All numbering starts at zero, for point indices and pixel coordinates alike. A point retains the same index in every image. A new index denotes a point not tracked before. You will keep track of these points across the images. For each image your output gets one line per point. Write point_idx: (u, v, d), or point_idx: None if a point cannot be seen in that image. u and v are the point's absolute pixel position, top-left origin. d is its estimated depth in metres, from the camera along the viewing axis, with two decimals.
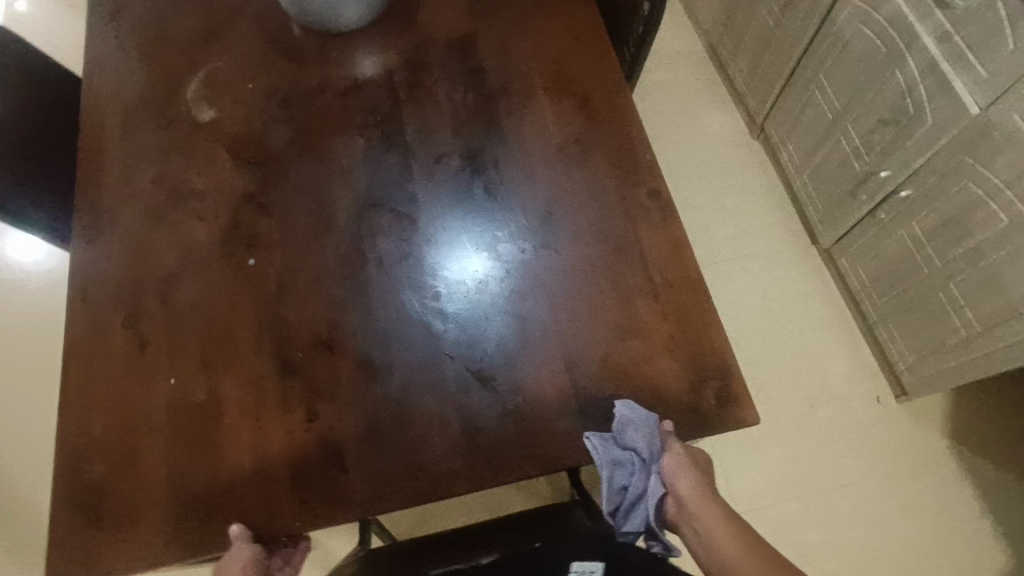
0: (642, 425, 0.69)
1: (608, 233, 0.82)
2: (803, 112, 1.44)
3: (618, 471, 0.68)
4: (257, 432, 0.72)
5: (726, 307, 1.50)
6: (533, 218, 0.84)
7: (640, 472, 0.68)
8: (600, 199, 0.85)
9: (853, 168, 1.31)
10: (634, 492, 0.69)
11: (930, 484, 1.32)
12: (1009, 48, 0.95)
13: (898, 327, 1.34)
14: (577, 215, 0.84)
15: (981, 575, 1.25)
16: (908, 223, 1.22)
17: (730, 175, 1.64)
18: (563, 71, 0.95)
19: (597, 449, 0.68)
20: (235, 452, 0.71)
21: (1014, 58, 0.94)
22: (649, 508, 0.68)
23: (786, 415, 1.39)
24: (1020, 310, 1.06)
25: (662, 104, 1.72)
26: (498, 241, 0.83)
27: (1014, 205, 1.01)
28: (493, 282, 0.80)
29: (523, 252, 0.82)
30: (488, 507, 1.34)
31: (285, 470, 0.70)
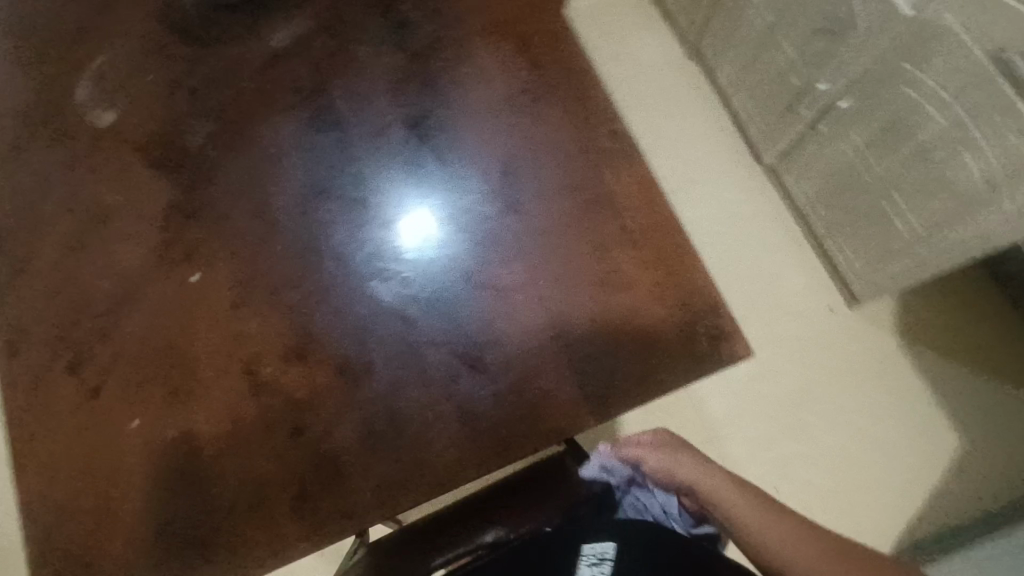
0: (615, 462, 0.79)
1: (573, 186, 0.78)
2: (737, 28, 1.40)
3: (638, 510, 0.80)
4: (244, 460, 0.67)
5: None
6: (493, 183, 0.79)
7: (647, 494, 0.81)
8: (560, 151, 0.80)
9: (790, 82, 1.30)
10: (660, 512, 0.79)
11: (898, 373, 1.40)
12: None
13: (845, 237, 1.36)
14: (538, 171, 0.79)
15: (952, 447, 1.35)
16: (848, 134, 1.21)
17: (674, 98, 1.61)
18: (493, 14, 0.87)
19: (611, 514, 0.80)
20: (224, 485, 0.67)
21: None
22: (676, 516, 0.79)
23: (752, 333, 1.43)
24: (960, 210, 1.05)
25: (597, 32, 1.65)
26: (458, 213, 0.78)
27: (952, 107, 0.99)
28: (463, 258, 0.76)
29: (488, 220, 0.77)
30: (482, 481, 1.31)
31: (289, 495, 0.66)
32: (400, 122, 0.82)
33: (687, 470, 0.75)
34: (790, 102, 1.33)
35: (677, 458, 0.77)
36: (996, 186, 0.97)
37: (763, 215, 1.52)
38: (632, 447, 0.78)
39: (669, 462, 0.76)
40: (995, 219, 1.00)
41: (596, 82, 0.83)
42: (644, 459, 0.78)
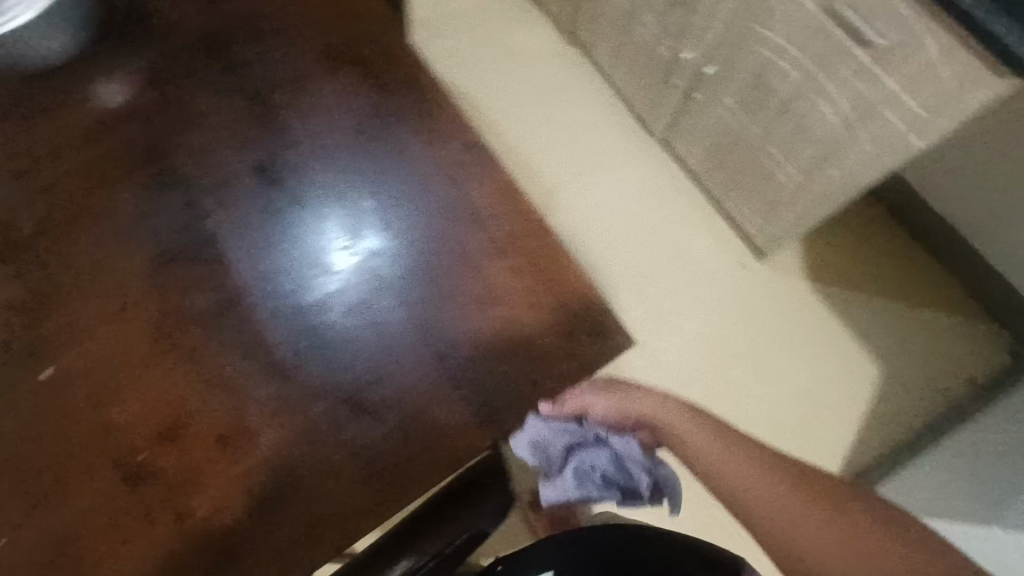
0: (547, 425, 0.66)
1: (434, 206, 0.77)
2: (602, 9, 1.41)
3: (584, 480, 0.64)
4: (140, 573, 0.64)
5: (589, 223, 1.51)
6: (357, 218, 0.76)
7: (595, 449, 0.64)
8: (415, 173, 0.78)
9: (660, 55, 1.31)
10: (611, 466, 0.64)
11: (812, 316, 1.45)
12: None
13: (739, 196, 1.39)
14: (396, 197, 0.77)
15: (872, 377, 1.41)
16: (720, 98, 1.24)
17: (559, 85, 1.62)
18: (331, 40, 0.84)
19: (546, 493, 0.65)
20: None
21: None
22: (634, 463, 0.64)
23: (669, 304, 1.46)
24: (828, 157, 1.08)
25: (472, 32, 1.65)
26: (325, 255, 0.75)
27: (799, 60, 1.01)
28: (337, 301, 0.73)
29: (358, 258, 0.75)
30: None
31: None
32: (247, 170, 0.79)
33: (635, 401, 0.63)
34: (663, 74, 1.34)
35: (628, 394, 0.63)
36: (852, 128, 0.99)
37: (664, 185, 1.54)
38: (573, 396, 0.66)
39: (618, 403, 0.64)
40: (859, 160, 1.02)
41: (445, 95, 0.81)
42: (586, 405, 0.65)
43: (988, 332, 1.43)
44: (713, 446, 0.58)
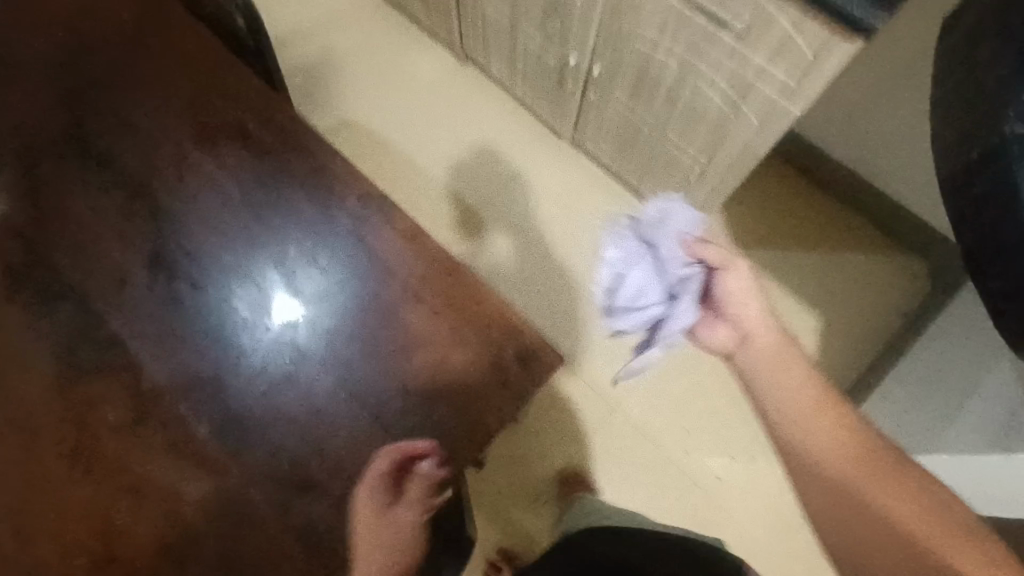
0: (683, 245, 0.86)
1: (340, 263, 0.76)
2: (487, 27, 1.43)
3: (624, 263, 0.87)
4: (373, 471, 0.68)
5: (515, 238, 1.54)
6: (270, 288, 0.75)
7: (659, 282, 0.84)
8: (317, 235, 0.77)
9: (549, 62, 1.34)
10: (643, 295, 0.85)
11: None
12: None
13: (654, 182, 1.42)
14: (301, 262, 0.76)
15: (810, 330, 1.47)
16: (613, 93, 1.27)
17: (463, 107, 1.64)
18: (206, 113, 0.82)
19: (614, 245, 0.90)
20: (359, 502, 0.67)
21: None
22: (667, 319, 0.84)
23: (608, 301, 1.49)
24: (721, 133, 1.12)
25: (368, 75, 1.69)
26: (244, 332, 0.73)
27: (673, 49, 1.04)
28: (266, 377, 0.71)
29: (278, 328, 0.73)
30: (511, 477, 1.37)
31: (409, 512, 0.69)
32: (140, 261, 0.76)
33: (748, 315, 0.82)
34: (557, 80, 1.37)
35: (753, 298, 0.82)
36: (736, 104, 1.03)
37: (584, 185, 1.57)
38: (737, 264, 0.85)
39: (745, 294, 0.82)
40: (748, 132, 1.06)
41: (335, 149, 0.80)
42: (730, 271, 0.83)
43: (911, 264, 1.50)
44: (790, 376, 0.77)
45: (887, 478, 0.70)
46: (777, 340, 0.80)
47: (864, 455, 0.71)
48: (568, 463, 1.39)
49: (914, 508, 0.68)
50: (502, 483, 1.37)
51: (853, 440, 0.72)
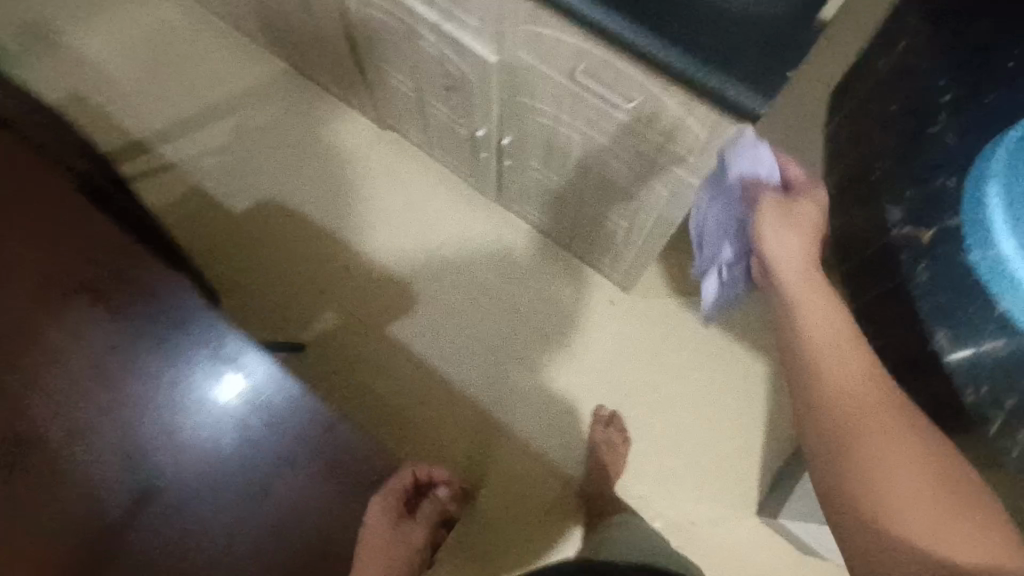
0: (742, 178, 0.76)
1: (204, 399, 0.76)
2: (396, 99, 1.38)
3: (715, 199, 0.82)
4: (389, 486, 0.70)
5: (448, 310, 1.50)
6: (213, 373, 0.77)
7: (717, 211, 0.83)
8: (179, 376, 0.77)
9: (461, 133, 1.29)
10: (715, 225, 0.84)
11: (687, 335, 1.47)
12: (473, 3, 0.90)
13: (582, 244, 1.39)
14: (163, 402, 0.76)
15: (757, 375, 1.44)
16: (526, 164, 1.22)
17: (386, 174, 1.57)
18: (68, 281, 0.79)
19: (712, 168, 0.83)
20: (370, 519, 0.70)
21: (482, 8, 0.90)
22: (725, 262, 0.84)
23: (551, 367, 1.46)
24: (634, 203, 1.09)
25: (282, 150, 1.62)
26: (195, 429, 0.76)
27: (573, 127, 1.01)
28: (221, 466, 0.75)
29: (228, 413, 0.76)
30: (507, 493, 1.41)
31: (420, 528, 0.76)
32: (77, 410, 0.76)
33: (780, 251, 0.71)
34: (471, 149, 1.33)
35: (793, 236, 0.72)
36: (643, 178, 1.00)
37: (516, 247, 1.52)
38: (798, 206, 0.74)
39: (775, 232, 0.72)
40: (659, 203, 1.03)
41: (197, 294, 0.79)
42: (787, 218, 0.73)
43: None
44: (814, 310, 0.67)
45: (889, 435, 0.57)
46: (812, 281, 0.69)
47: (869, 397, 0.60)
48: (561, 480, 1.42)
49: (910, 472, 0.55)
50: (502, 497, 1.41)
51: (864, 375, 0.61)
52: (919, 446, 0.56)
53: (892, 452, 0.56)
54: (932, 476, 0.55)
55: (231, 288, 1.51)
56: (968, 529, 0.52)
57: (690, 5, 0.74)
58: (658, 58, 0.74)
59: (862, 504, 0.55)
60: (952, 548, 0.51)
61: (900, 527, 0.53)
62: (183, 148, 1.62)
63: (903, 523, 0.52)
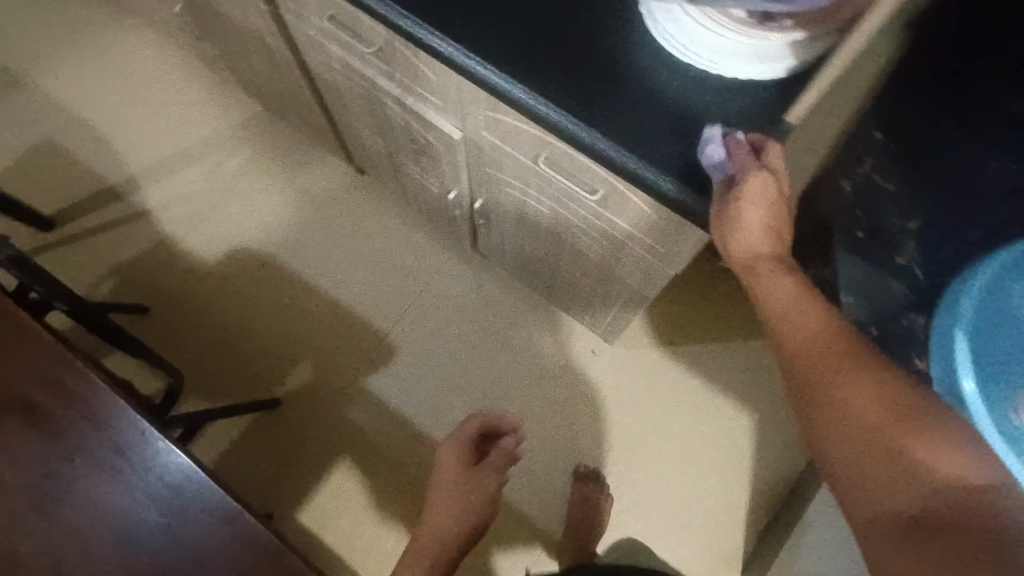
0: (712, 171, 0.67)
1: (146, 514, 0.71)
2: (368, 151, 1.35)
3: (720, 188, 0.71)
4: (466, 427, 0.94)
5: (427, 361, 1.47)
6: (153, 479, 0.72)
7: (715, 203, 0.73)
8: (122, 497, 0.72)
9: (433, 190, 1.26)
10: None
11: (669, 387, 1.45)
12: (432, 83, 0.87)
13: (561, 297, 1.36)
14: (111, 523, 0.72)
15: (742, 427, 1.42)
16: (500, 225, 1.19)
17: (362, 221, 1.55)
18: (7, 402, 0.73)
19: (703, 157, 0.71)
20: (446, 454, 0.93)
21: (441, 89, 0.87)
22: None
23: (532, 421, 1.44)
24: (609, 273, 1.06)
25: (257, 195, 1.59)
26: (139, 506, 0.72)
27: (541, 201, 0.97)
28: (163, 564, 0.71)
29: (161, 496, 0.71)
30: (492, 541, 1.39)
31: (495, 478, 0.90)
32: (34, 521, 0.72)
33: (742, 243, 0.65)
34: (444, 205, 1.30)
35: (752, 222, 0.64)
36: (615, 254, 0.97)
37: (495, 297, 1.49)
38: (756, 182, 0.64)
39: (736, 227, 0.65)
40: (632, 277, 1.00)
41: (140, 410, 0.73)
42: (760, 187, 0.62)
43: None
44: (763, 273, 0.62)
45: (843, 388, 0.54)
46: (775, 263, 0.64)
47: (818, 351, 0.56)
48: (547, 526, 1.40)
49: (864, 410, 0.52)
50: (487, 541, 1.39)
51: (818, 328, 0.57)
52: (868, 390, 0.52)
53: (835, 402, 0.53)
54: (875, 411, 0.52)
55: (207, 341, 1.49)
56: (942, 444, 0.49)
57: (650, 99, 0.71)
58: (615, 159, 0.70)
59: (820, 448, 0.54)
60: (914, 447, 0.49)
61: (856, 474, 0.51)
62: (157, 194, 1.59)
63: (878, 451, 0.50)
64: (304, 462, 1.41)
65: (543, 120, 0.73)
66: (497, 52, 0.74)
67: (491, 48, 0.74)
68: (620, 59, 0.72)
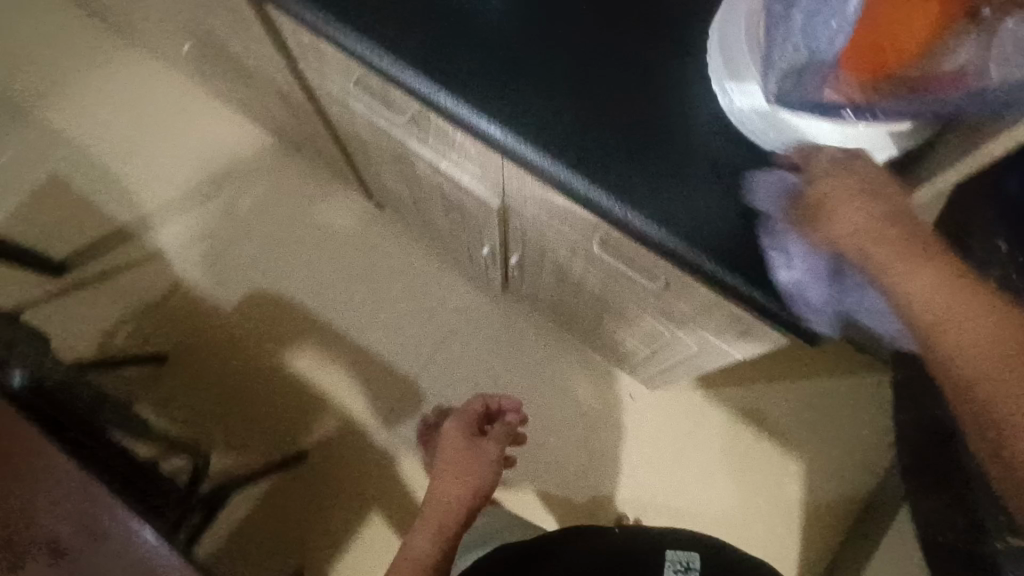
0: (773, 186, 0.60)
1: None
2: (391, 194, 1.28)
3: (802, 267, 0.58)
4: (468, 405, 0.96)
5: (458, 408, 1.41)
6: None
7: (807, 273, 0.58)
8: None
9: (462, 239, 1.19)
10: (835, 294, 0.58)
11: (710, 430, 1.38)
12: (470, 154, 0.80)
13: (597, 343, 1.30)
14: None
15: (789, 473, 1.35)
16: (535, 278, 1.12)
17: (385, 259, 1.49)
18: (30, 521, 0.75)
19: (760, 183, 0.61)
20: (450, 431, 0.93)
21: (480, 160, 0.79)
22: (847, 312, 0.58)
23: (568, 469, 1.38)
24: (659, 338, 0.99)
25: (274, 233, 1.52)
26: None
27: (588, 271, 0.90)
28: None
29: None
30: None
31: (495, 448, 0.91)
32: None
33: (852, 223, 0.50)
34: (473, 252, 1.23)
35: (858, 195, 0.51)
36: (669, 326, 0.90)
37: (523, 339, 1.43)
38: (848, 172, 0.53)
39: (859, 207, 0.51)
40: (686, 346, 0.94)
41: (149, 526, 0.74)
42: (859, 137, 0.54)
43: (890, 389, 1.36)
44: (871, 213, 0.49)
45: (991, 341, 0.44)
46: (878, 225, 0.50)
47: (941, 293, 0.45)
48: None
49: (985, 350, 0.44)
50: None
51: (931, 270, 0.46)
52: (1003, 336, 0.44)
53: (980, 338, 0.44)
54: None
55: (228, 389, 1.43)
56: None
57: (724, 186, 0.64)
58: (687, 257, 0.64)
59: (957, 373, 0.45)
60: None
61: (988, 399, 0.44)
62: (170, 234, 1.52)
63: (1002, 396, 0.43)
64: (334, 516, 1.36)
65: (603, 211, 0.66)
66: (550, 134, 0.67)
67: (548, 131, 0.67)
68: (690, 141, 0.66)
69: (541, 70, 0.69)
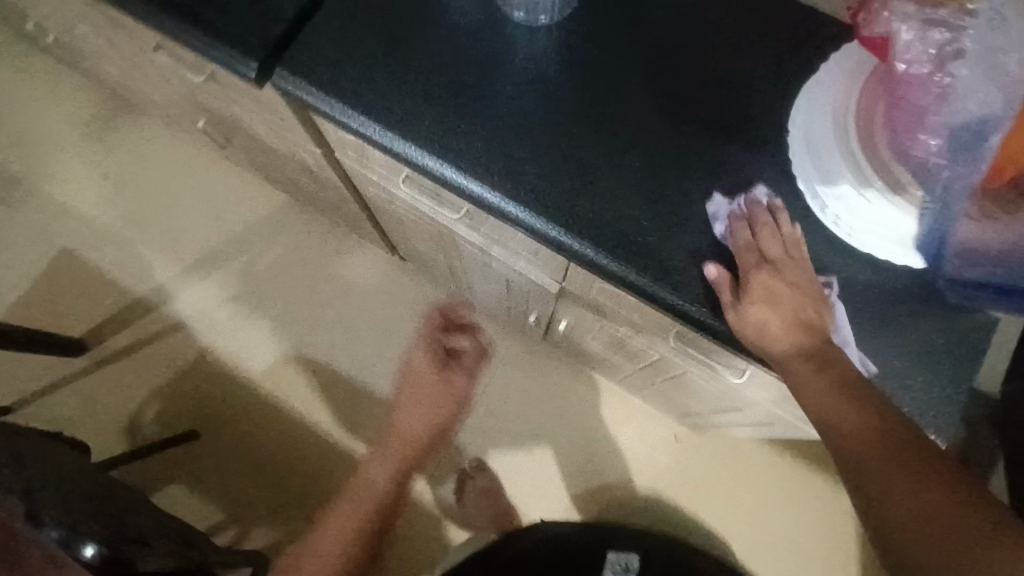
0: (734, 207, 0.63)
1: None
2: (422, 254, 1.24)
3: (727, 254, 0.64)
4: None
5: (503, 463, 1.39)
6: None
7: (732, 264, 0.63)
8: None
9: (502, 301, 1.16)
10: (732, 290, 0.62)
11: (760, 467, 1.36)
12: (530, 247, 0.78)
13: (643, 392, 1.27)
14: None
15: (844, 506, 1.33)
16: (584, 339, 1.10)
17: (414, 313, 1.45)
18: None
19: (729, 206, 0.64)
20: (424, 356, 1.26)
21: (542, 254, 0.78)
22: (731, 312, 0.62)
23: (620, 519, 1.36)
24: (723, 402, 0.97)
25: (298, 292, 1.48)
26: None
27: (653, 346, 0.89)
28: None
29: None
30: None
31: None
32: None
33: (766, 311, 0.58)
34: (512, 312, 1.20)
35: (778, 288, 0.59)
36: (738, 396, 0.89)
37: (562, 387, 1.41)
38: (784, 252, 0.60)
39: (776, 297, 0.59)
40: (755, 412, 0.92)
41: None
42: (780, 226, 0.61)
43: None
44: (783, 319, 0.58)
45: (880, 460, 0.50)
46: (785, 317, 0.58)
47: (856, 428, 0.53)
48: None
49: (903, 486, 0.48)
50: None
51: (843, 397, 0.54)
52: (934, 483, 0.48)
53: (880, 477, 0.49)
54: (904, 457, 0.49)
55: (265, 460, 1.40)
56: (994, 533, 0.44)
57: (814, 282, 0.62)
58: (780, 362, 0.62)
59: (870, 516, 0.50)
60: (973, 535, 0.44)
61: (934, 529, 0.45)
62: (189, 303, 1.47)
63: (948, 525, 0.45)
64: None
65: (687, 318, 0.64)
66: (626, 239, 0.65)
67: (625, 236, 0.65)
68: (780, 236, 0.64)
69: (610, 169, 0.66)
